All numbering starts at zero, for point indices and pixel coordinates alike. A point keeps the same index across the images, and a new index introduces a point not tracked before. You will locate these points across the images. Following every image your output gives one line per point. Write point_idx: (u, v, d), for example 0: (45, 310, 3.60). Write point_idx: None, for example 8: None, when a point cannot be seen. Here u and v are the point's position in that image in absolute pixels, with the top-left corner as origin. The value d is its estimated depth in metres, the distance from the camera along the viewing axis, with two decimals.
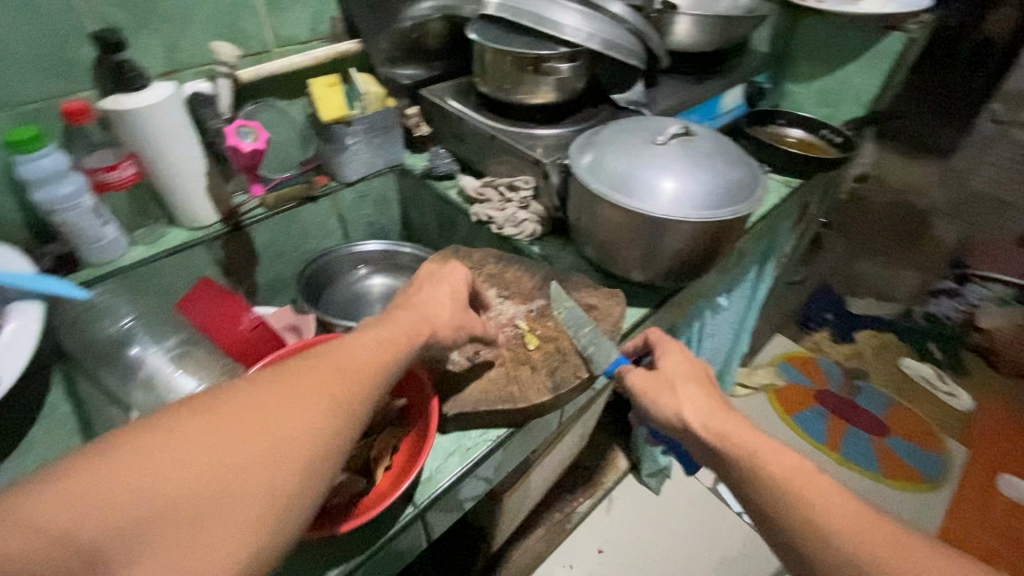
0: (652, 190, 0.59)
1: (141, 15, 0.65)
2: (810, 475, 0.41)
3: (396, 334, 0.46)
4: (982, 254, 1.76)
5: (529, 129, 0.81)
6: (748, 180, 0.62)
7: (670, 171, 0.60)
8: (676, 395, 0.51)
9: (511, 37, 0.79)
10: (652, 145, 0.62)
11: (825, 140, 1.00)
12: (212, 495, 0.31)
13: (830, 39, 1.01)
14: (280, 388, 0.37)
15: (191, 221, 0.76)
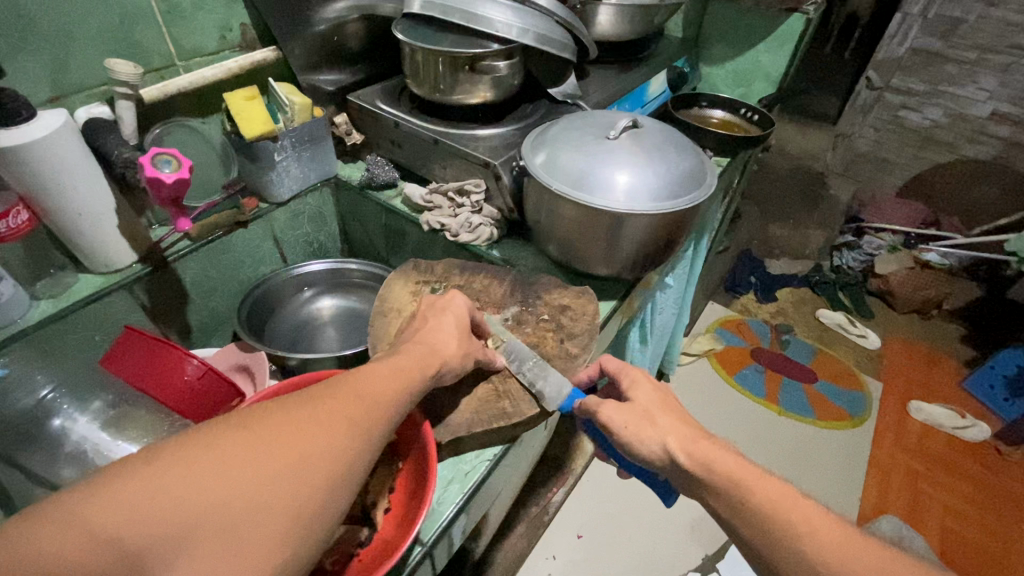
0: (611, 186, 0.60)
1: (14, 34, 0.57)
2: (790, 499, 0.42)
3: (416, 360, 0.46)
4: (874, 208, 2.00)
5: (471, 130, 0.79)
6: (698, 170, 0.64)
7: (626, 165, 0.61)
8: (656, 426, 0.49)
9: (442, 36, 0.76)
10: (605, 140, 0.62)
11: (744, 119, 1.06)
12: (233, 518, 0.31)
13: (738, 22, 1.08)
14: (303, 413, 0.37)
15: (105, 265, 0.67)
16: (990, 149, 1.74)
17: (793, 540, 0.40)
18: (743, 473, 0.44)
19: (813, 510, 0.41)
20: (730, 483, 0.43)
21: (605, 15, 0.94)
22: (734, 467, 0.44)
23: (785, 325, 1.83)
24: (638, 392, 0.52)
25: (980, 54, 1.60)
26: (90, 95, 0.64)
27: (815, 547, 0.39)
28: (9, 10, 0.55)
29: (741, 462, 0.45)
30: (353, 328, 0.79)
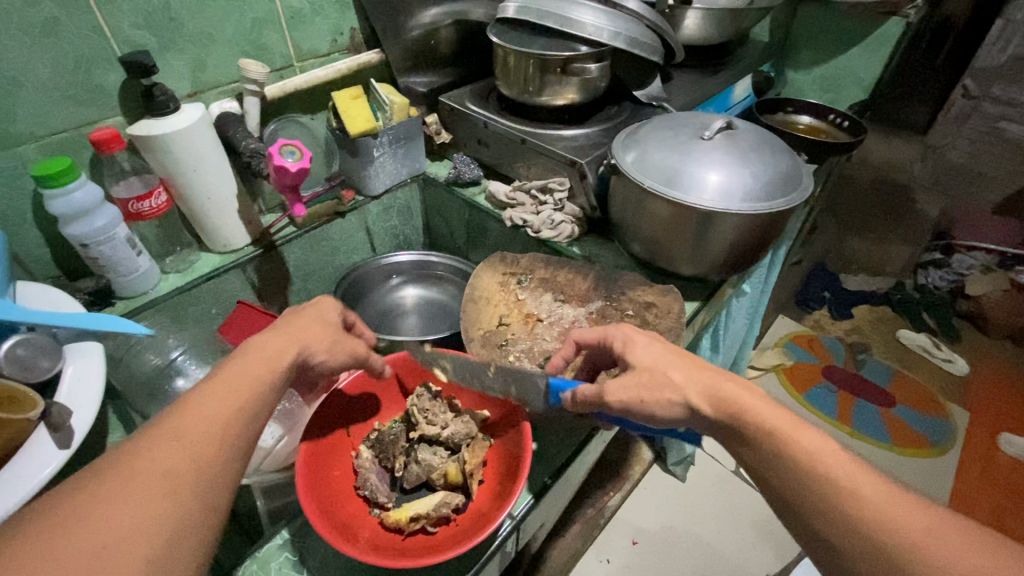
0: (703, 184, 0.60)
1: (167, 36, 0.64)
2: (861, 476, 0.39)
3: (263, 362, 0.43)
4: (966, 226, 1.86)
5: (555, 130, 0.81)
6: (792, 172, 0.63)
7: (720, 164, 0.61)
8: (675, 384, 0.48)
9: (534, 39, 0.79)
10: (698, 140, 0.63)
11: (833, 124, 1.02)
12: (116, 558, 0.29)
13: (830, 26, 1.05)
14: (148, 455, 0.34)
15: (223, 246, 0.74)
16: None
17: (867, 523, 0.37)
18: (806, 442, 0.42)
19: (886, 489, 0.38)
20: (793, 461, 0.41)
21: (693, 19, 0.96)
22: (795, 433, 0.43)
23: (861, 344, 1.74)
24: (637, 354, 0.51)
25: None
26: (221, 91, 0.72)
27: (895, 533, 0.36)
28: (165, 13, 0.63)
29: (805, 429, 0.43)
30: (435, 316, 0.83)
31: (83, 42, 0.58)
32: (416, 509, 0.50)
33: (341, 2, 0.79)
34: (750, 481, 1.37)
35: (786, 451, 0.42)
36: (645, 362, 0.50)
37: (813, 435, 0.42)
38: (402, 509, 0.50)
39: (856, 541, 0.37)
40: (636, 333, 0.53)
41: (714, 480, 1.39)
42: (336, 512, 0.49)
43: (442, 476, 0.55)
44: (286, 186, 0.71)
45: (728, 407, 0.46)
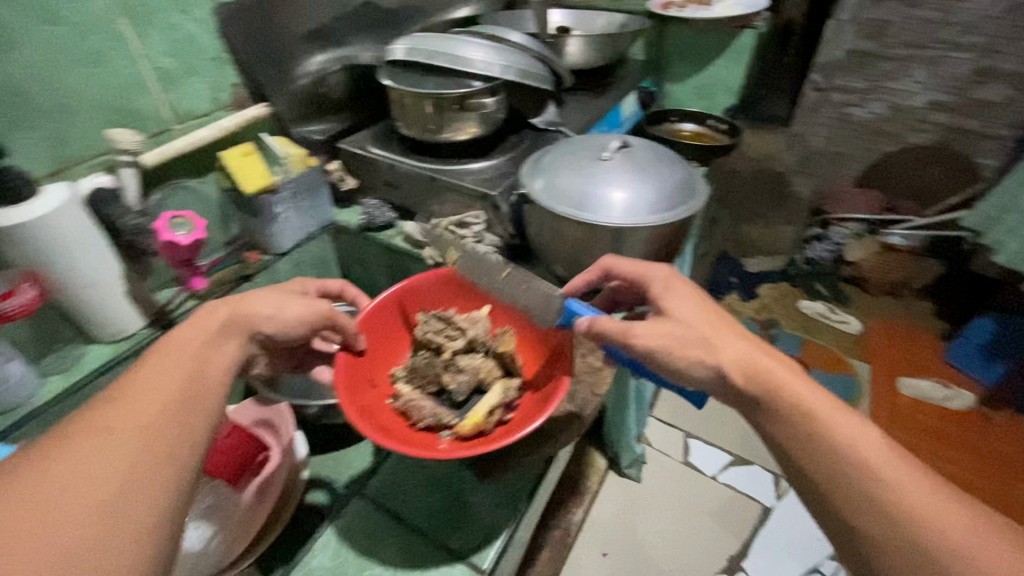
0: (609, 202, 0.63)
1: (13, 114, 0.57)
2: (908, 477, 0.41)
3: (207, 341, 0.46)
4: (837, 200, 2.15)
5: (463, 164, 0.82)
6: (688, 179, 0.68)
7: (622, 182, 0.64)
8: (715, 348, 0.50)
9: (428, 79, 0.79)
10: (598, 161, 0.66)
11: (713, 127, 1.11)
12: (115, 495, 0.33)
13: (695, 40, 1.15)
14: (109, 414, 0.36)
15: (115, 334, 0.66)
16: (934, 135, 1.92)
17: (910, 522, 0.39)
18: (858, 438, 0.43)
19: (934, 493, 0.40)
20: (828, 449, 0.44)
21: (574, 46, 1.02)
22: (831, 417, 0.45)
23: (771, 319, 1.89)
24: (680, 306, 0.53)
25: (909, 51, 1.80)
26: (92, 166, 0.65)
27: (937, 533, 0.38)
28: (7, 89, 0.56)
29: (851, 422, 0.44)
30: None
31: None
32: (485, 409, 0.58)
33: (219, 58, 0.75)
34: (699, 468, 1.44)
35: (834, 446, 0.44)
36: (682, 313, 0.53)
37: (866, 435, 0.44)
38: (473, 415, 0.58)
39: (896, 536, 0.39)
40: (678, 285, 0.56)
41: (667, 475, 1.44)
42: (415, 439, 0.55)
43: (488, 374, 0.64)
44: (180, 261, 0.68)
45: (763, 379, 0.48)
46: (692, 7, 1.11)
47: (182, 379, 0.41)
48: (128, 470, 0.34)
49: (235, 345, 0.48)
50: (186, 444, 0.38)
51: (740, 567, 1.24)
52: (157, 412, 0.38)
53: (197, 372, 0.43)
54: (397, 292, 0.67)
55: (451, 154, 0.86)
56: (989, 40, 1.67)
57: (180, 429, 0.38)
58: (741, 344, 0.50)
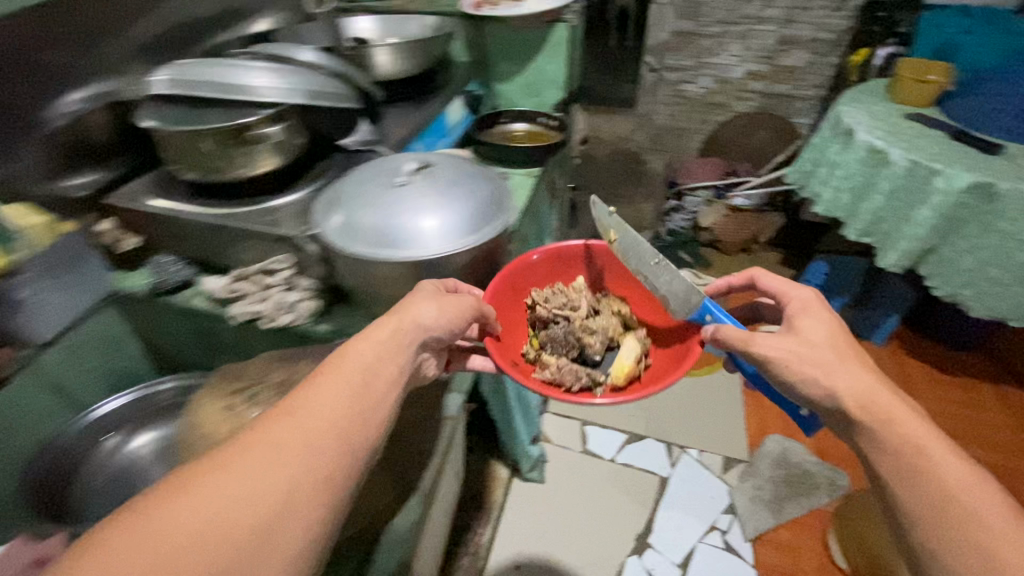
0: (412, 233, 0.57)
1: None
2: (983, 489, 0.44)
3: (388, 352, 0.52)
4: (687, 171, 2.27)
5: (262, 203, 0.74)
6: (496, 194, 0.64)
7: (423, 208, 0.59)
8: (829, 370, 0.54)
9: (201, 117, 0.68)
10: (395, 188, 0.60)
11: (544, 123, 1.11)
12: (277, 512, 0.39)
13: (514, 38, 1.13)
14: (289, 432, 0.43)
15: None
16: (754, 102, 2.19)
17: (962, 520, 0.43)
18: (931, 445, 0.47)
19: (1012, 517, 0.42)
20: (917, 462, 0.46)
21: (383, 55, 0.95)
22: (925, 441, 0.47)
23: None
24: (810, 325, 0.59)
25: (723, 27, 2.04)
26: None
27: (987, 533, 0.41)
28: None
29: (950, 454, 0.46)
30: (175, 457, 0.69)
31: None
32: (630, 359, 0.79)
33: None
34: (597, 453, 1.46)
35: (914, 450, 0.47)
36: (809, 329, 0.59)
37: (951, 456, 0.46)
38: (624, 367, 0.78)
39: (938, 525, 0.43)
40: (815, 305, 0.62)
41: (569, 469, 1.44)
42: (572, 394, 0.75)
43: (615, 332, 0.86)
44: None
45: (872, 407, 0.51)
46: (505, 5, 1.09)
47: (347, 409, 0.46)
48: (295, 483, 0.40)
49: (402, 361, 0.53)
50: (341, 467, 0.43)
51: (648, 543, 1.29)
52: (303, 446, 0.42)
53: (359, 398, 0.47)
54: (497, 279, 0.87)
55: (248, 192, 0.76)
56: (786, 10, 1.94)
57: (341, 452, 0.44)
58: (850, 366, 0.54)
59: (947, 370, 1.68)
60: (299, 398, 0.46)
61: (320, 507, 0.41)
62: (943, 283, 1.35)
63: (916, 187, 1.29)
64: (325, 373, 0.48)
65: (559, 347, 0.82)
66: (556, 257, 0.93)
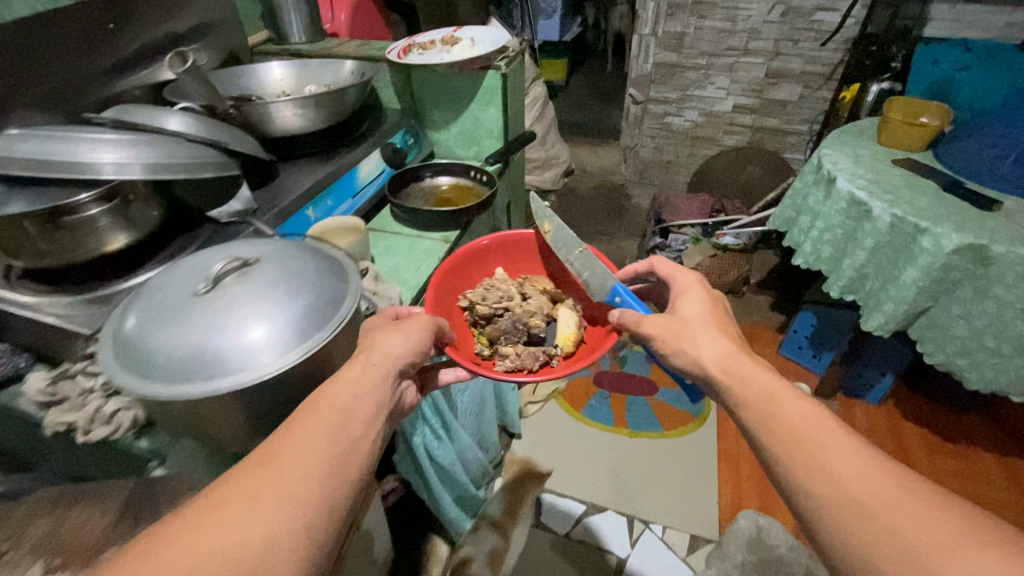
0: (203, 360, 0.46)
1: None
2: (825, 423, 0.45)
3: (364, 388, 0.53)
4: (673, 208, 2.07)
5: (109, 287, 0.64)
6: (331, 295, 0.53)
7: (221, 325, 0.47)
8: (695, 342, 0.57)
9: (17, 190, 0.59)
10: (192, 299, 0.49)
11: (473, 180, 1.02)
12: (266, 554, 0.39)
13: (444, 84, 1.04)
14: (275, 471, 0.44)
15: None
16: (745, 136, 2.10)
17: (811, 453, 0.43)
18: (783, 398, 0.48)
19: (849, 441, 0.43)
20: (778, 416, 0.47)
21: (288, 111, 0.86)
22: (780, 399, 0.48)
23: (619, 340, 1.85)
24: (686, 304, 0.61)
25: (708, 59, 1.94)
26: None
27: (835, 465, 0.42)
28: None
29: (795, 395, 0.48)
30: None
31: None
32: (571, 327, 0.76)
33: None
34: (551, 528, 1.33)
35: (774, 406, 0.48)
36: (689, 309, 0.61)
37: (800, 402, 0.47)
38: (567, 335, 0.74)
39: (791, 460, 0.44)
40: (692, 282, 0.64)
41: (517, 547, 1.30)
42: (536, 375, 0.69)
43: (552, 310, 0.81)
44: None
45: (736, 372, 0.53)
46: (432, 53, 1.02)
47: (330, 443, 0.47)
48: (279, 527, 0.41)
49: (383, 393, 0.54)
50: (326, 509, 0.44)
51: None
52: (298, 477, 0.44)
53: (344, 428, 0.49)
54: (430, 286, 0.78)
55: (91, 275, 0.67)
56: (773, 42, 1.83)
57: (326, 492, 0.44)
58: (708, 333, 0.57)
59: (948, 437, 1.51)
60: (278, 443, 0.46)
61: (306, 546, 0.42)
62: (934, 350, 1.20)
63: (902, 245, 1.15)
64: (306, 416, 0.49)
65: (507, 334, 0.75)
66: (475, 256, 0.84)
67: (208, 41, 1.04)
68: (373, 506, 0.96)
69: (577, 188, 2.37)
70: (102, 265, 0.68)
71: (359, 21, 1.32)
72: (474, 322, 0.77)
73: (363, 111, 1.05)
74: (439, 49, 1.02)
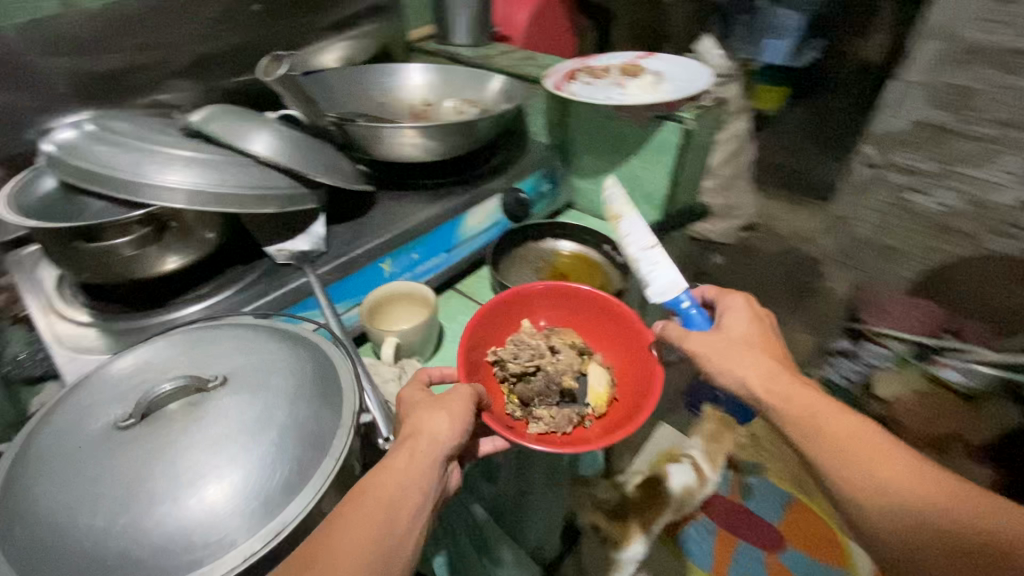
0: (71, 553, 0.32)
1: None
2: (875, 441, 0.43)
3: (408, 481, 0.42)
4: None
5: (134, 319, 0.54)
6: (281, 485, 0.36)
7: (116, 507, 0.33)
8: (745, 360, 0.49)
9: (80, 214, 0.54)
10: (107, 443, 0.35)
11: (602, 257, 0.79)
12: None
13: (606, 127, 0.81)
14: None
15: None
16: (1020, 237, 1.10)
17: (860, 459, 0.43)
18: (824, 408, 0.46)
19: (890, 444, 0.43)
20: (823, 429, 0.45)
21: (410, 138, 0.72)
22: (827, 414, 0.45)
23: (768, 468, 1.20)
24: (731, 322, 0.53)
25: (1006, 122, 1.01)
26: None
27: (883, 483, 0.41)
28: None
29: (836, 405, 0.46)
30: None
31: None
32: (603, 385, 0.59)
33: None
34: None
35: (818, 422, 0.45)
36: (739, 329, 0.52)
37: (842, 412, 0.45)
38: (601, 393, 0.58)
39: (841, 465, 0.43)
40: (739, 303, 0.54)
41: None
42: (572, 443, 0.54)
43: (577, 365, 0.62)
44: None
45: (779, 387, 0.47)
46: (602, 84, 0.79)
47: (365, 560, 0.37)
48: None
49: (430, 483, 0.43)
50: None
51: None
52: None
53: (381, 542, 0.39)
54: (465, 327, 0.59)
55: (132, 294, 0.58)
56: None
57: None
58: (755, 354, 0.49)
59: None
60: (312, 546, 0.37)
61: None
62: None
63: None
64: (346, 510, 0.39)
65: (542, 394, 0.58)
66: (507, 304, 0.64)
67: (360, 32, 0.93)
68: None
69: (756, 247, 1.95)
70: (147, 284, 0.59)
71: (535, 24, 1.13)
72: (502, 378, 0.60)
73: (499, 142, 0.88)
74: (613, 80, 0.79)
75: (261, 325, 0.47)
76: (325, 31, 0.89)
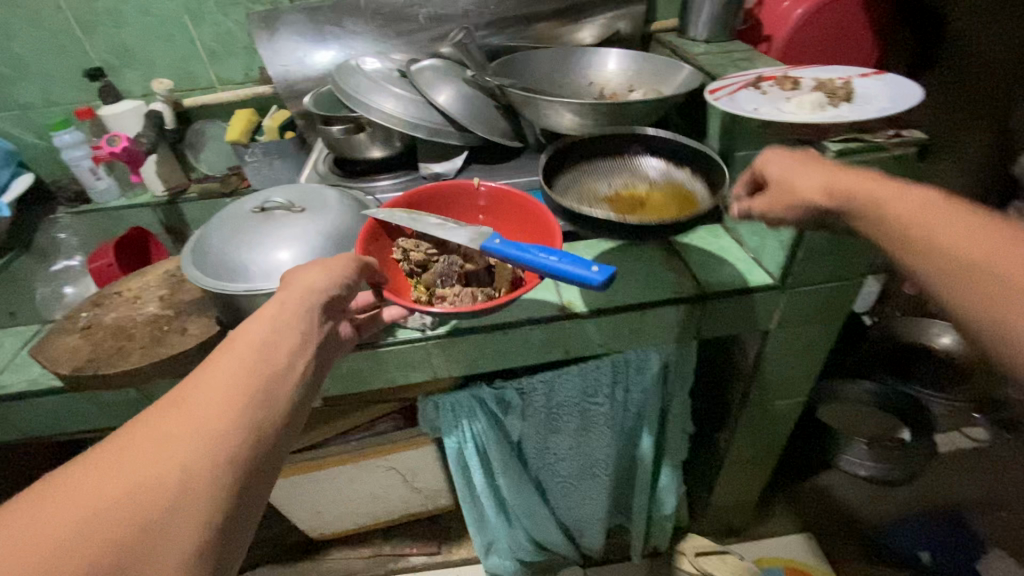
0: (201, 248, 0.63)
1: (126, 59, 1.02)
2: (912, 199, 0.47)
3: (287, 319, 0.49)
4: None
5: (336, 181, 0.87)
6: (289, 266, 0.60)
7: (223, 236, 0.63)
8: (796, 191, 0.55)
9: (336, 108, 0.89)
10: (243, 210, 0.66)
11: (703, 194, 0.66)
12: (163, 491, 0.36)
13: (760, 143, 0.72)
14: (175, 409, 0.40)
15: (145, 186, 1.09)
16: None
17: (914, 239, 0.45)
18: (884, 195, 0.48)
19: (952, 206, 0.45)
20: (882, 218, 0.48)
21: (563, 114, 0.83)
22: (885, 195, 0.48)
23: None
24: (772, 168, 0.57)
25: None
26: (147, 95, 1.06)
27: (939, 241, 0.43)
28: (124, 48, 1.00)
29: (897, 188, 0.48)
30: None
31: (94, 52, 1.00)
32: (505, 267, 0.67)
33: (246, 48, 1.03)
34: None
35: (876, 207, 0.48)
36: (776, 173, 0.57)
37: (898, 192, 0.48)
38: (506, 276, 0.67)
39: (903, 244, 0.46)
40: (777, 152, 0.58)
41: None
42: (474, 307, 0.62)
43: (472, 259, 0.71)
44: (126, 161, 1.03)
45: (845, 197, 0.51)
46: (776, 95, 0.71)
47: (246, 369, 0.44)
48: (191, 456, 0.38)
49: (304, 320, 0.51)
50: (254, 445, 0.42)
51: None
52: (209, 407, 0.41)
53: (262, 355, 0.46)
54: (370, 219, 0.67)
55: (346, 169, 0.91)
56: None
57: (250, 419, 0.42)
58: (808, 175, 0.54)
59: None
60: (196, 377, 0.43)
61: (222, 486, 0.39)
62: None
63: None
64: (220, 357, 0.45)
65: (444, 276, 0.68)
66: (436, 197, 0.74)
67: (602, 19, 1.06)
68: (418, 454, 1.06)
69: None
70: (355, 166, 0.91)
71: (808, 25, 0.99)
72: (410, 269, 0.69)
73: None
74: (791, 96, 0.70)
75: (357, 199, 0.72)
76: (571, 17, 1.05)
